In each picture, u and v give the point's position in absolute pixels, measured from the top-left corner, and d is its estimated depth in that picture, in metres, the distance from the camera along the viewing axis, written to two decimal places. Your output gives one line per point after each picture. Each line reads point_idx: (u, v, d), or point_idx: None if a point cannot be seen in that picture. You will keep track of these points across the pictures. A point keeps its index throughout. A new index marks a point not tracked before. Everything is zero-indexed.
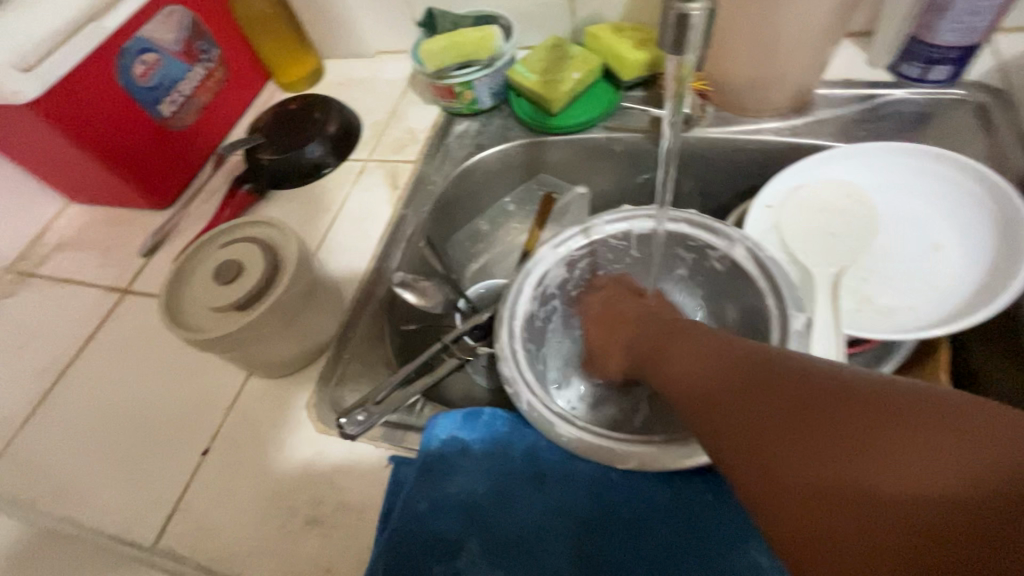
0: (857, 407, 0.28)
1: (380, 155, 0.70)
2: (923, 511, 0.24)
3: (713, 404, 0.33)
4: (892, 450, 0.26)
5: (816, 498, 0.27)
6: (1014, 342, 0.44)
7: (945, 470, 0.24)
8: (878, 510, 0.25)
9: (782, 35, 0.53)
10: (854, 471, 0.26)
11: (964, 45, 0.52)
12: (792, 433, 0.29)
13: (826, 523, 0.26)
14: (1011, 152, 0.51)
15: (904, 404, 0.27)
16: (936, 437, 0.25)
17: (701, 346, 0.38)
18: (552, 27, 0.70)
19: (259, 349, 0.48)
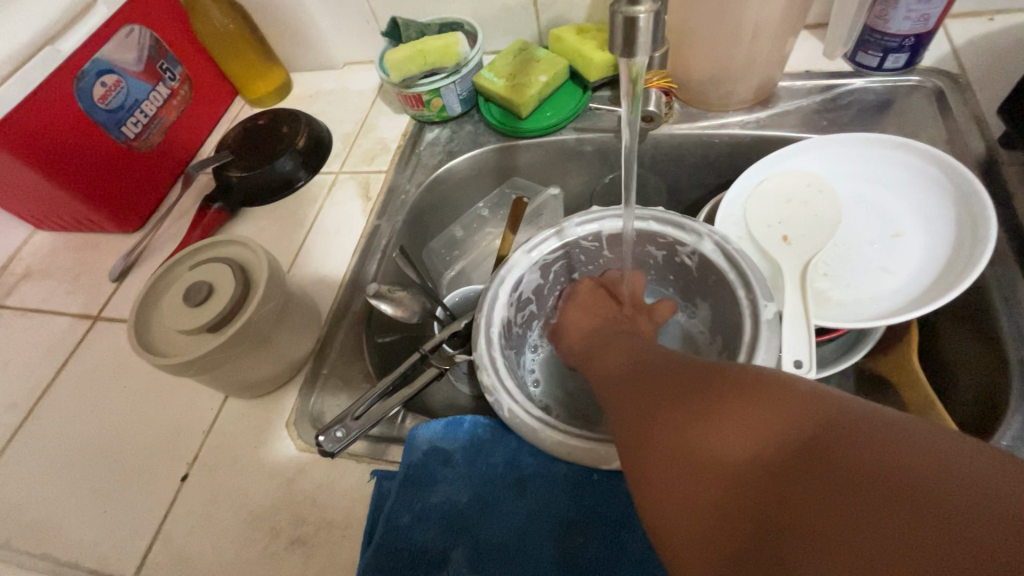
0: (713, 383, 0.28)
1: (351, 167, 0.69)
2: (744, 474, 0.24)
3: (612, 396, 0.34)
4: (719, 420, 0.26)
5: (658, 472, 0.27)
6: (980, 321, 0.45)
7: (767, 436, 0.24)
8: (706, 479, 0.25)
9: (740, 31, 0.54)
10: (689, 442, 0.26)
11: (919, 32, 0.53)
12: (652, 412, 0.29)
13: (668, 496, 0.26)
14: (968, 134, 0.52)
15: (743, 380, 0.27)
16: (768, 408, 0.25)
17: (629, 348, 0.39)
18: (517, 32, 0.70)
19: (234, 370, 0.47)
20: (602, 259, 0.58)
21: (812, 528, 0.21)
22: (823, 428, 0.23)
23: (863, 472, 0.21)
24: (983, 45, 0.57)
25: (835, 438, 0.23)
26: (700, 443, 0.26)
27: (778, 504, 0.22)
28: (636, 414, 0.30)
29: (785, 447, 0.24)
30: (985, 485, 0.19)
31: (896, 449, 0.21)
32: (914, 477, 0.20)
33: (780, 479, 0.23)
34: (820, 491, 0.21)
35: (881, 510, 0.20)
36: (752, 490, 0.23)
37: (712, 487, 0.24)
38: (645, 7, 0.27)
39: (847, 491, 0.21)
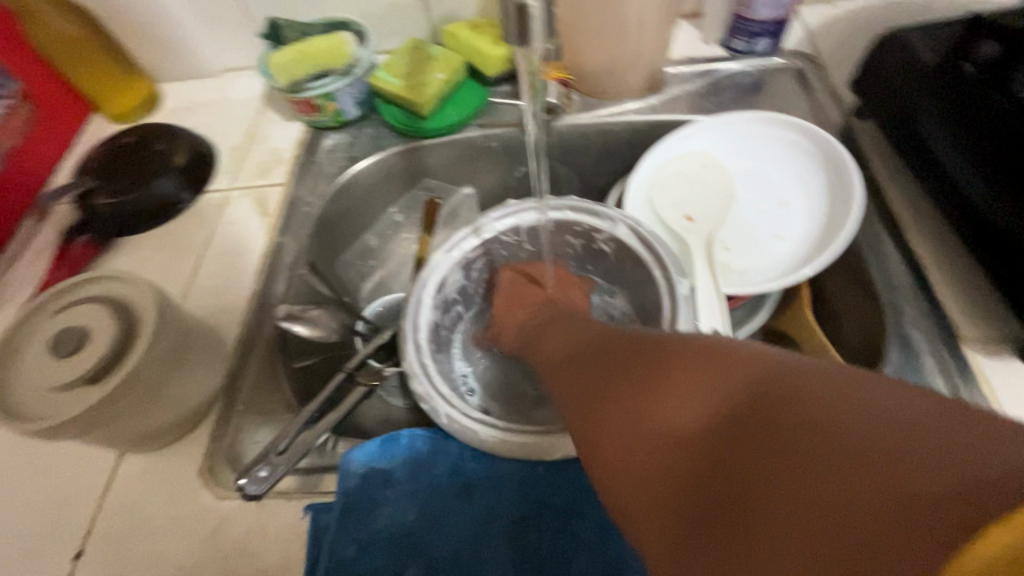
0: (662, 360, 0.28)
1: (242, 182, 0.64)
2: (690, 437, 0.24)
3: (573, 370, 0.35)
4: (664, 396, 0.26)
5: (619, 438, 0.27)
6: (857, 271, 0.51)
7: (705, 406, 0.24)
8: (657, 443, 0.25)
9: (625, 20, 0.56)
10: (643, 412, 0.26)
11: (777, 18, 0.59)
12: (612, 386, 0.30)
13: (625, 459, 0.26)
14: (828, 107, 0.58)
15: (688, 353, 0.27)
16: (708, 377, 0.25)
17: (573, 320, 0.41)
18: (409, 29, 0.68)
19: (124, 424, 0.41)
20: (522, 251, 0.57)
21: (745, 481, 0.20)
22: (771, 386, 0.23)
23: (806, 423, 0.20)
24: (830, 28, 0.64)
25: (770, 401, 0.22)
26: (652, 412, 0.26)
27: (718, 461, 0.22)
28: (592, 392, 0.31)
29: (730, 406, 0.23)
30: (935, 441, 0.18)
31: (847, 401, 0.20)
32: (852, 426, 0.19)
33: (722, 439, 0.22)
34: (758, 447, 0.21)
35: (816, 459, 0.19)
36: (698, 451, 0.23)
37: (660, 451, 0.24)
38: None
39: (784, 443, 0.20)
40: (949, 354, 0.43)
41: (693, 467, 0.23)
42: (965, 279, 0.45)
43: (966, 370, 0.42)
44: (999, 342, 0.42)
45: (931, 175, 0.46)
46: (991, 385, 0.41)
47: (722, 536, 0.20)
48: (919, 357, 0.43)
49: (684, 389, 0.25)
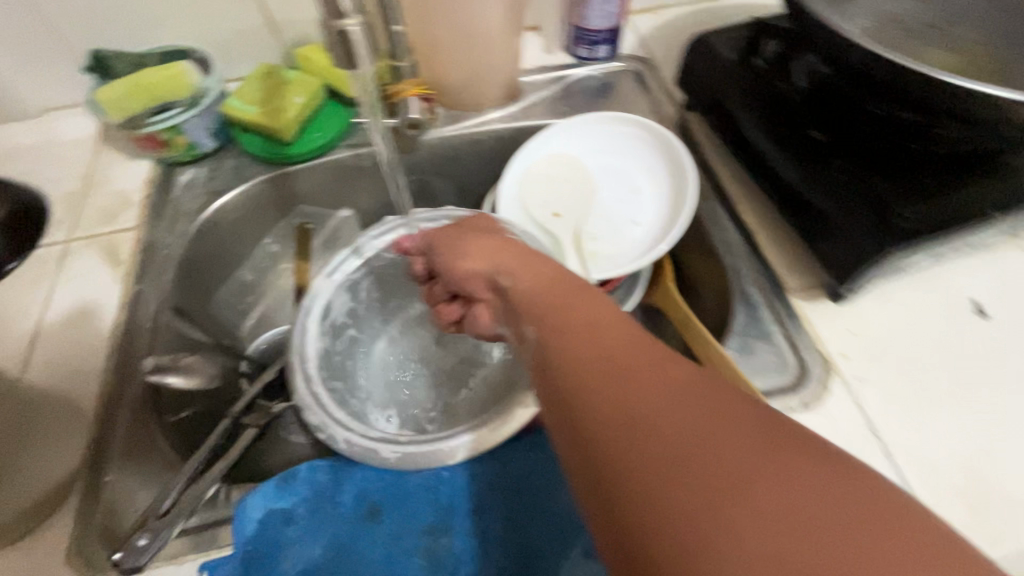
0: (697, 444, 0.21)
1: (84, 231, 0.57)
2: (667, 444, 0.21)
3: (544, 325, 0.30)
4: (709, 511, 0.19)
5: (582, 417, 0.24)
6: (704, 243, 0.57)
7: (752, 533, 0.19)
8: (626, 438, 0.22)
9: (474, 35, 0.59)
10: (625, 399, 0.23)
11: (611, 27, 0.65)
12: (578, 355, 0.26)
13: (584, 441, 0.24)
14: (664, 103, 0.66)
15: (731, 445, 0.21)
16: (759, 492, 0.20)
17: (525, 275, 0.35)
18: (259, 54, 0.66)
19: None
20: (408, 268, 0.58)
21: (719, 515, 0.19)
22: (760, 428, 0.22)
23: (790, 479, 0.20)
24: (657, 34, 0.72)
25: (833, 556, 0.18)
26: (627, 407, 0.23)
27: (688, 480, 0.20)
28: (610, 460, 0.22)
29: (713, 430, 0.21)
30: None
31: (825, 472, 0.20)
32: (834, 505, 0.19)
33: (699, 459, 0.21)
34: (739, 487, 0.20)
35: (798, 525, 0.19)
36: (670, 462, 0.21)
37: (624, 450, 0.22)
38: (354, 19, 0.27)
39: (770, 496, 0.19)
40: (780, 303, 0.50)
41: (658, 478, 0.21)
42: (783, 239, 0.53)
43: (794, 315, 0.49)
44: (816, 289, 0.50)
45: (748, 155, 0.54)
46: (811, 326, 0.48)
47: (678, 557, 0.19)
48: (758, 310, 0.50)
49: (727, 503, 0.19)
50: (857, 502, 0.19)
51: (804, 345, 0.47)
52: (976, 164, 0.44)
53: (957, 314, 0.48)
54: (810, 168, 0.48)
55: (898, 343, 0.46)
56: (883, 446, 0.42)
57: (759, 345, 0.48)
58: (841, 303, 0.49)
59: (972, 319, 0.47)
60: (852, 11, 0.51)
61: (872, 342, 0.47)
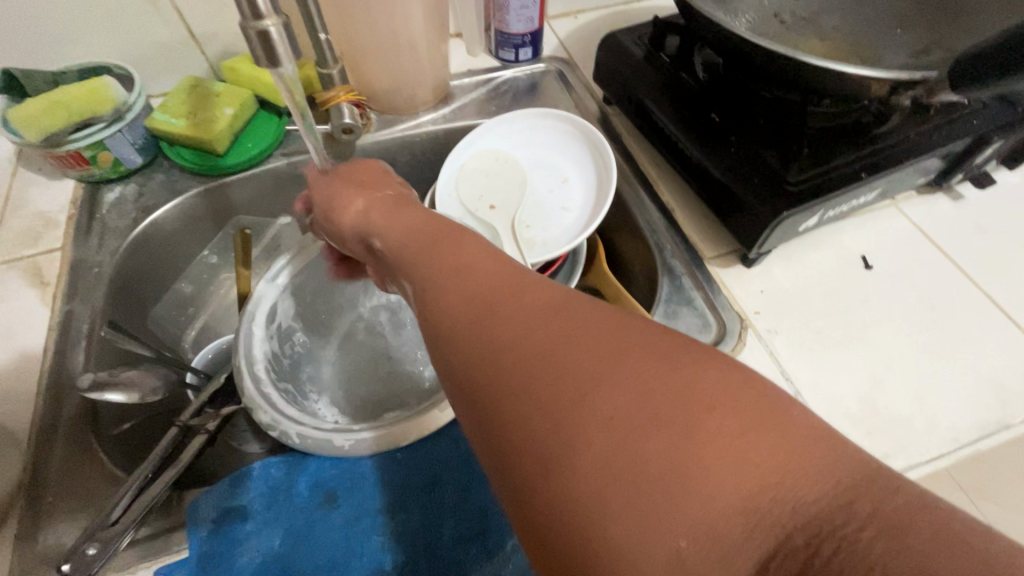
0: (566, 363, 0.23)
1: (5, 255, 0.55)
2: (530, 366, 0.24)
3: (427, 282, 0.31)
4: (576, 421, 0.22)
5: (463, 357, 0.26)
6: (630, 223, 0.61)
7: (614, 433, 0.21)
8: (498, 368, 0.24)
9: (399, 42, 0.61)
10: (495, 336, 0.25)
11: (531, 30, 0.69)
12: (457, 303, 0.28)
13: (466, 378, 0.26)
14: (586, 98, 0.70)
15: (593, 360, 0.23)
16: (619, 397, 0.22)
17: (413, 240, 0.34)
18: (184, 68, 0.65)
19: None
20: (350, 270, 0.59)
21: (572, 416, 0.22)
22: (611, 334, 0.24)
23: (632, 372, 0.22)
24: (575, 36, 0.77)
25: (684, 442, 0.21)
26: (497, 340, 0.25)
27: (548, 392, 0.23)
28: (493, 392, 0.24)
29: (570, 344, 0.24)
30: (813, 486, 0.20)
31: (664, 359, 0.23)
32: (670, 384, 0.22)
33: (556, 373, 0.23)
34: (589, 389, 0.22)
35: (637, 408, 0.21)
36: (534, 380, 0.23)
37: (496, 377, 0.24)
38: (272, 20, 0.29)
39: (614, 392, 0.22)
40: (699, 271, 0.54)
41: (524, 395, 0.23)
42: (698, 214, 0.58)
43: (712, 280, 0.54)
44: (730, 254, 0.56)
45: (661, 141, 0.59)
46: (728, 288, 0.53)
47: (544, 455, 0.22)
48: (680, 278, 0.54)
49: (594, 409, 0.22)
50: (692, 378, 0.22)
51: (722, 306, 0.52)
52: (847, 134, 0.50)
53: (848, 265, 0.55)
54: (711, 147, 0.53)
55: (801, 296, 0.53)
56: (793, 387, 0.48)
57: (683, 310, 0.52)
58: (751, 267, 0.54)
59: (860, 271, 0.54)
60: (738, 8, 0.57)
61: (776, 296, 0.53)
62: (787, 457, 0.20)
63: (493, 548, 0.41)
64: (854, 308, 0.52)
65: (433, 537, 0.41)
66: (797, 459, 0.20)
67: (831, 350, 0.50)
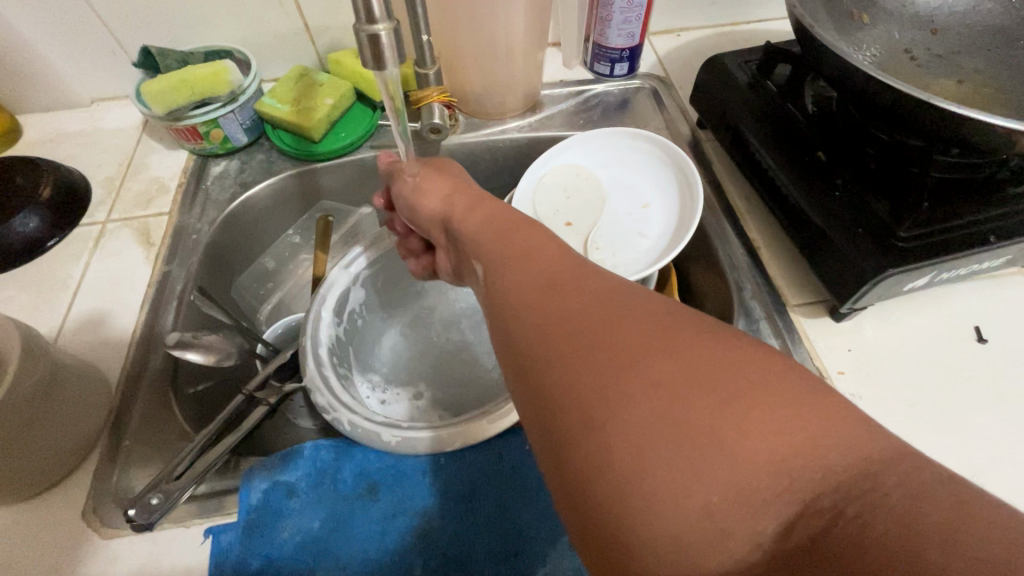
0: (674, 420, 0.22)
1: (122, 213, 0.61)
2: (656, 424, 0.22)
3: (513, 321, 0.29)
4: (699, 486, 0.21)
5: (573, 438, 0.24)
6: (709, 256, 0.58)
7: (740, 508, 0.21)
8: (612, 449, 0.22)
9: (498, 48, 0.62)
10: (617, 395, 0.23)
11: (630, 46, 0.68)
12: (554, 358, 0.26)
13: (554, 431, 0.25)
14: (678, 120, 0.68)
15: (701, 416, 0.22)
16: (737, 460, 0.21)
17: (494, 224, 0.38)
18: (295, 57, 0.70)
19: (48, 439, 0.41)
20: (400, 276, 0.60)
21: (712, 499, 0.21)
22: (758, 404, 0.22)
23: (748, 424, 0.22)
24: (675, 55, 0.74)
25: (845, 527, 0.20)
26: (606, 407, 0.23)
27: (660, 456, 0.22)
28: (587, 456, 0.23)
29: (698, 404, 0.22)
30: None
31: (791, 410, 0.22)
32: (816, 463, 0.21)
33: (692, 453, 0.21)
34: (731, 456, 0.21)
35: (779, 492, 0.21)
36: (644, 446, 0.22)
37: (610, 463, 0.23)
38: (385, 25, 0.30)
39: (753, 456, 0.21)
40: (780, 318, 0.51)
41: (652, 481, 0.21)
42: (784, 259, 0.55)
43: (794, 330, 0.50)
44: (816, 305, 0.51)
45: (756, 174, 0.56)
46: (810, 341, 0.49)
47: (669, 529, 0.21)
48: (757, 323, 0.51)
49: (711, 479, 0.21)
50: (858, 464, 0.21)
51: (801, 360, 0.48)
52: (976, 191, 0.45)
53: (957, 337, 0.49)
54: (813, 187, 0.49)
55: (895, 362, 0.48)
56: None
57: None
58: (840, 322, 0.50)
59: (971, 345, 0.48)
60: (863, 40, 0.53)
61: (867, 361, 0.48)
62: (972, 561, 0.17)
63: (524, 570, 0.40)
64: (958, 387, 0.46)
65: (465, 550, 0.41)
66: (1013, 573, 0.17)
67: (924, 430, 0.44)
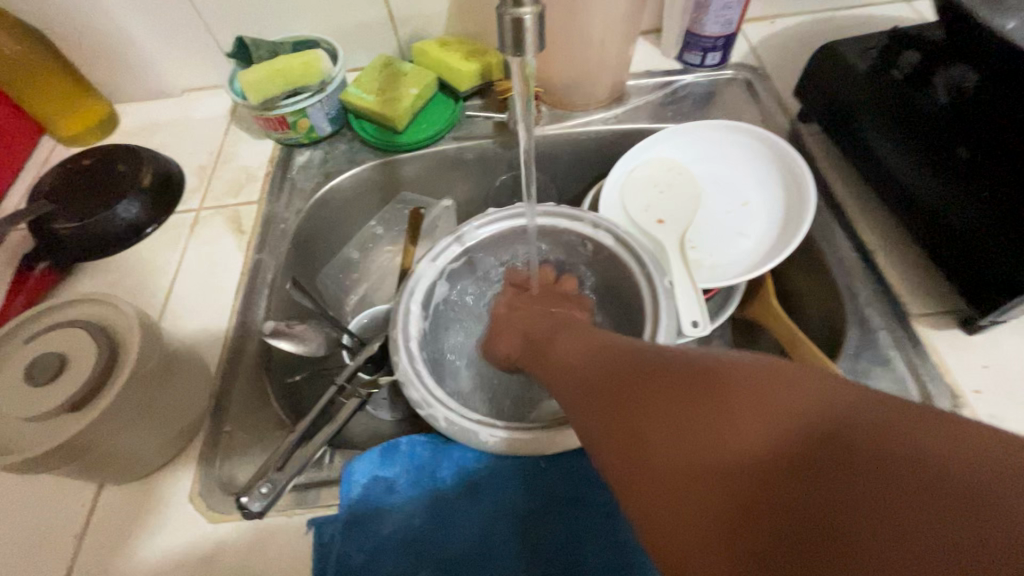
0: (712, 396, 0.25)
1: (214, 201, 0.62)
2: (688, 401, 0.26)
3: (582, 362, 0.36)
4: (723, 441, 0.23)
5: (656, 473, 0.25)
6: (815, 258, 0.55)
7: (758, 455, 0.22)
8: (654, 424, 0.26)
9: (590, 36, 0.59)
10: (656, 386, 0.28)
11: (726, 34, 0.64)
12: (643, 400, 0.28)
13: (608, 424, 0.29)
14: (776, 113, 0.64)
15: (738, 389, 0.25)
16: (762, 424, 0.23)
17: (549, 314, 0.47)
18: (378, 47, 0.69)
19: (165, 420, 0.42)
20: (500, 259, 0.58)
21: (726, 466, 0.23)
22: (804, 383, 0.24)
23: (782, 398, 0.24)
24: (771, 43, 0.70)
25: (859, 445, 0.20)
26: (654, 398, 0.28)
27: (689, 424, 0.25)
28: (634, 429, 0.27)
29: (794, 438, 0.22)
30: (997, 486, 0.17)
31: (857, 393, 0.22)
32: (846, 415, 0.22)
33: (786, 479, 0.21)
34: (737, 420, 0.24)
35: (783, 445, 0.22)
36: (679, 423, 0.25)
37: (693, 497, 0.23)
38: (529, 9, 0.28)
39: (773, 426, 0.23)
40: (902, 328, 0.47)
41: (678, 443, 0.25)
42: (907, 264, 0.50)
43: (919, 342, 0.46)
44: (945, 315, 0.47)
45: (873, 171, 0.52)
46: (939, 355, 0.45)
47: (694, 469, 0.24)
48: (875, 333, 0.47)
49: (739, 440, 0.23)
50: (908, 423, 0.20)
51: (929, 375, 0.44)
52: None
53: None
54: (955, 191, 0.44)
55: None
56: None
57: (876, 371, 0.46)
58: (973, 335, 0.46)
59: None
60: None
61: (1006, 378, 0.44)
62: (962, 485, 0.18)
63: None
64: None
65: (568, 556, 0.39)
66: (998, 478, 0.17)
67: None
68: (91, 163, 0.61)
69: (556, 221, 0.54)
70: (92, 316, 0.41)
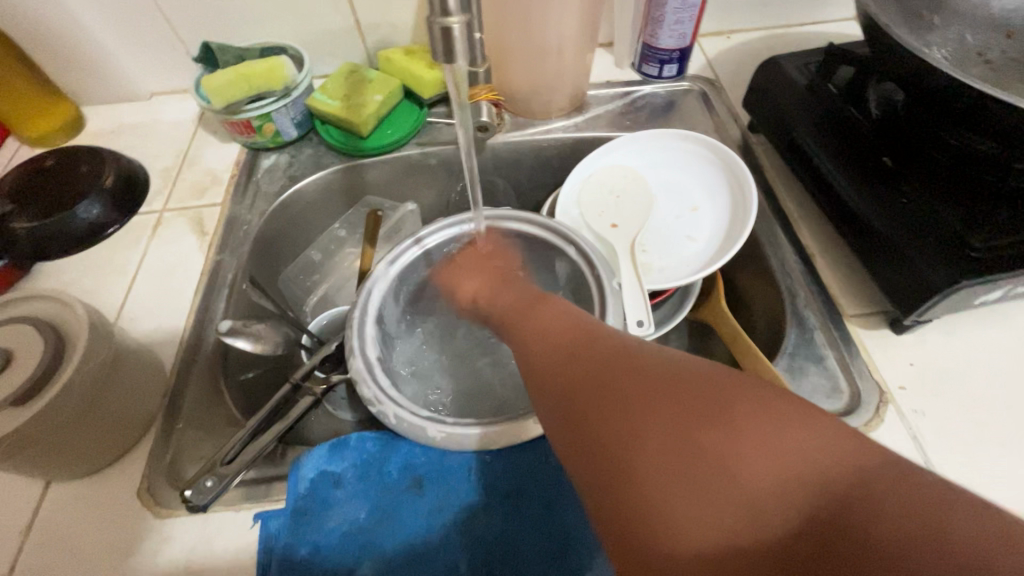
0: (703, 447, 0.24)
1: (177, 203, 0.63)
2: (676, 449, 0.25)
3: (544, 372, 0.34)
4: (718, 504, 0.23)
5: (668, 533, 0.23)
6: (760, 263, 0.57)
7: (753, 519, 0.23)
8: (642, 477, 0.25)
9: (548, 47, 0.61)
10: (638, 428, 0.26)
11: (680, 47, 0.67)
12: (651, 442, 0.25)
13: (587, 467, 0.27)
14: (728, 123, 0.66)
15: (731, 443, 0.24)
16: (760, 488, 0.23)
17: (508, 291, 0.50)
18: (345, 54, 0.71)
19: (114, 416, 0.43)
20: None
21: (726, 523, 0.23)
22: (793, 434, 0.24)
23: (776, 453, 0.23)
24: (725, 57, 0.73)
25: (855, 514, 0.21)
26: (634, 442, 0.26)
27: (680, 483, 0.24)
28: (616, 481, 0.26)
29: (795, 503, 0.22)
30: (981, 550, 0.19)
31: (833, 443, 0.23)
32: (823, 473, 0.23)
33: (810, 554, 0.21)
34: (725, 475, 0.24)
35: (777, 507, 0.22)
36: (669, 477, 0.24)
37: (714, 560, 0.22)
38: (457, 19, 0.30)
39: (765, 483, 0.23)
40: (836, 328, 0.49)
41: (670, 503, 0.24)
42: (842, 268, 0.53)
43: (851, 342, 0.48)
44: (875, 316, 0.49)
45: (812, 179, 0.54)
46: (870, 354, 0.47)
47: (688, 527, 0.23)
48: (811, 333, 0.49)
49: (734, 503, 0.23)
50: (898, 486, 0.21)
51: (859, 372, 0.46)
52: None
53: None
54: (876, 196, 0.48)
55: (963, 378, 0.45)
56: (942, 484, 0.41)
57: (811, 369, 0.47)
58: (901, 334, 0.48)
59: None
60: (934, 41, 0.51)
61: (932, 376, 0.46)
62: (955, 554, 0.19)
63: (569, 574, 0.39)
64: None
65: (508, 550, 0.40)
66: (981, 543, 0.19)
67: (996, 454, 0.42)
68: (55, 164, 0.61)
69: (512, 225, 0.56)
70: (42, 313, 0.41)
